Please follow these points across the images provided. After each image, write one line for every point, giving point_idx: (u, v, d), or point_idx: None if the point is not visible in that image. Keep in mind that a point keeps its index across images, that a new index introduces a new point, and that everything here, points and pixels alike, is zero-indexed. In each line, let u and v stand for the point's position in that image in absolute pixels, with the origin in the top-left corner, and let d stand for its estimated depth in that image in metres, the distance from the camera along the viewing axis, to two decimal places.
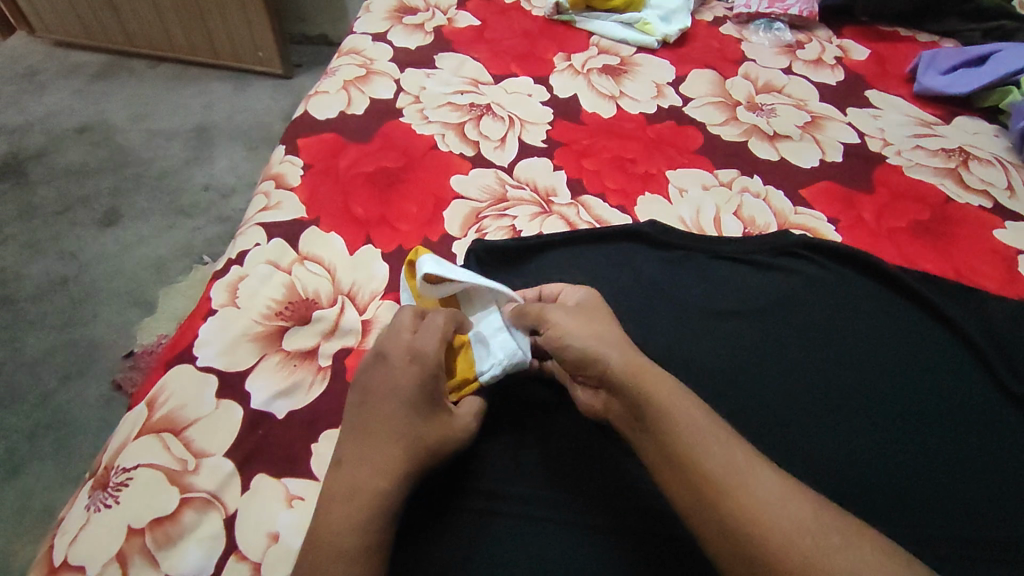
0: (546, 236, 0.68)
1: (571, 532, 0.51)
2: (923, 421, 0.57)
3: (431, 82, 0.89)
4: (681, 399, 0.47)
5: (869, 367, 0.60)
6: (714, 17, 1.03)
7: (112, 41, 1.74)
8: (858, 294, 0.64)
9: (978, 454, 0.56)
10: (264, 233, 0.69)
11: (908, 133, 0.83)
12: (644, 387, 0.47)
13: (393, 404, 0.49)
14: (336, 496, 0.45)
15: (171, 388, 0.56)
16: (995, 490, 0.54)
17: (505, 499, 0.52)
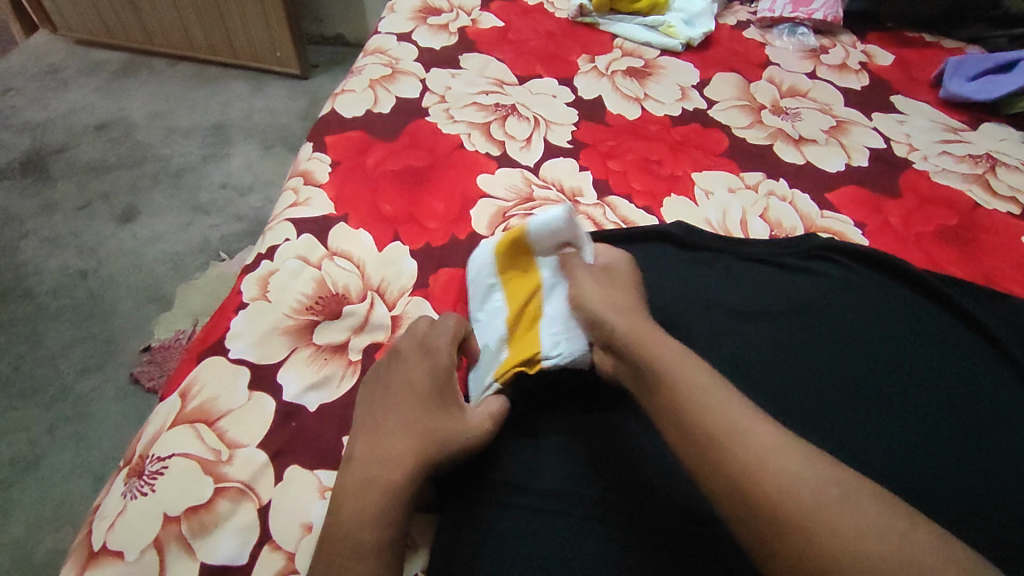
0: None
1: (595, 524, 0.50)
2: (952, 421, 0.57)
3: (456, 82, 0.90)
4: (681, 356, 0.50)
5: (896, 367, 0.59)
6: (737, 21, 1.04)
7: (133, 39, 1.77)
8: (878, 295, 0.64)
9: (1011, 459, 0.55)
10: (294, 229, 0.69)
11: (934, 139, 0.83)
12: (643, 349, 0.51)
13: (403, 399, 0.51)
14: (347, 491, 0.46)
15: (204, 379, 0.57)
16: None
17: (525, 490, 0.51)
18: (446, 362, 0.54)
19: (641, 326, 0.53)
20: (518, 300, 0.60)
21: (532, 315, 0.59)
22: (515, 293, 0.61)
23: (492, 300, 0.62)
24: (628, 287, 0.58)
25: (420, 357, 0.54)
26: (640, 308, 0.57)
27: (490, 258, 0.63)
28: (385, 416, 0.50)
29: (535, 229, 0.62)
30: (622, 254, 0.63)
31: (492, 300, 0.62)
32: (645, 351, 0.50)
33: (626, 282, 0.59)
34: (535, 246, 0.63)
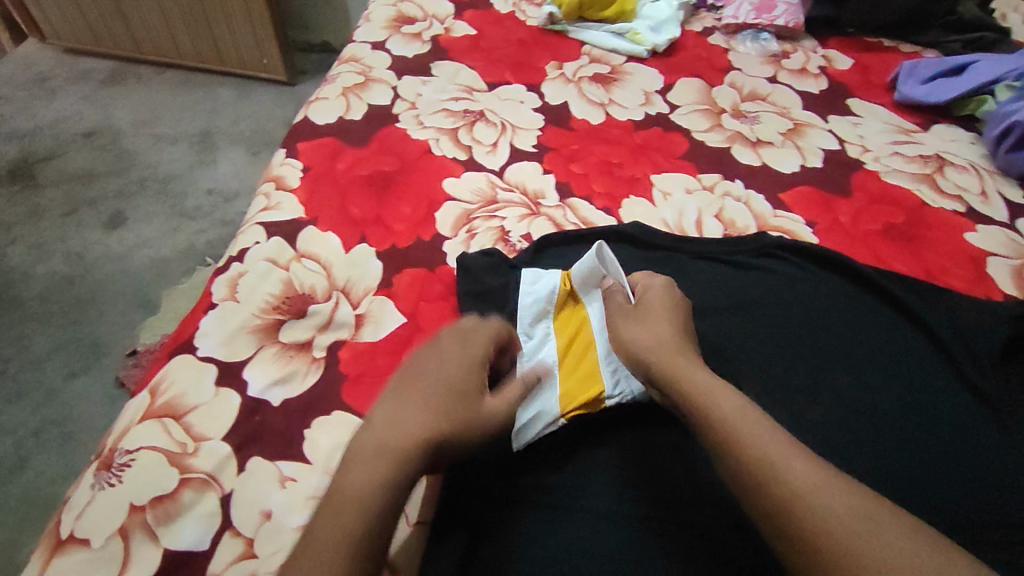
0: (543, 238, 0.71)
1: (635, 522, 0.51)
2: (918, 417, 0.58)
3: (427, 89, 0.93)
4: (718, 385, 0.49)
5: (885, 373, 0.61)
6: (703, 28, 1.07)
7: (121, 48, 1.79)
8: (853, 300, 0.66)
9: (952, 446, 0.57)
10: (264, 232, 0.72)
11: (886, 141, 0.86)
12: (680, 382, 0.50)
13: (442, 383, 0.48)
14: (361, 453, 0.43)
15: (173, 376, 0.59)
16: (968, 479, 0.55)
17: (562, 491, 0.53)
18: (485, 357, 0.52)
19: (680, 359, 0.52)
20: (567, 334, 0.61)
21: (580, 348, 0.60)
22: (562, 327, 0.62)
23: (541, 330, 0.62)
24: (676, 313, 0.56)
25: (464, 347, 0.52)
26: (685, 337, 0.55)
27: (551, 289, 0.64)
28: (419, 395, 0.47)
29: (583, 264, 0.64)
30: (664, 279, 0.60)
31: (539, 330, 0.62)
32: (681, 384, 0.50)
33: (670, 306, 0.57)
34: (583, 281, 0.64)
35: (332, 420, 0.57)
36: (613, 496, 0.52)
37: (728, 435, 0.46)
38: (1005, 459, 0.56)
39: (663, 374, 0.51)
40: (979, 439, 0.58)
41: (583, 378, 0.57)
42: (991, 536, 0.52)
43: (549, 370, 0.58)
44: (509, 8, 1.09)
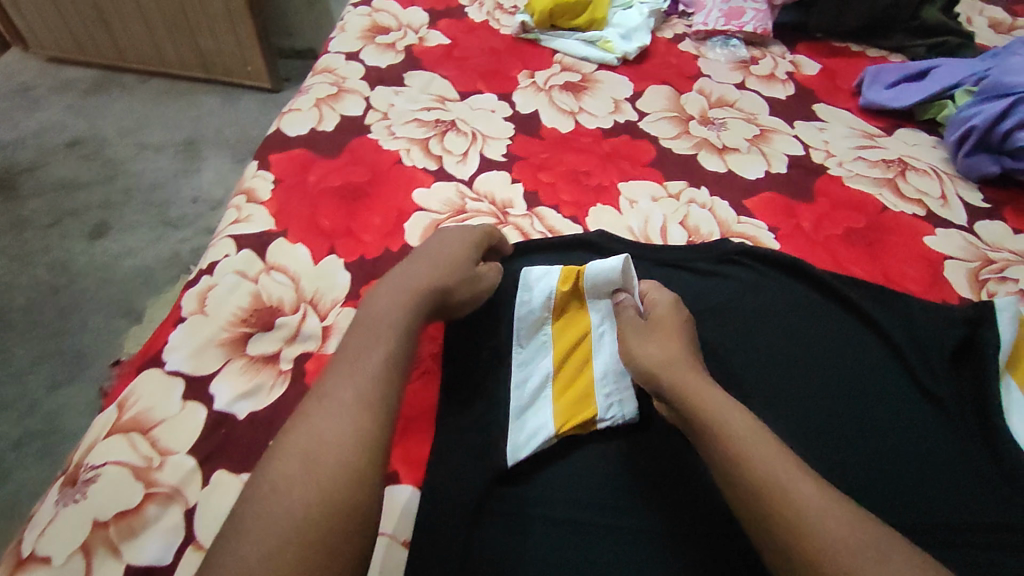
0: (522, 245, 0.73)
1: (627, 533, 0.53)
2: (894, 425, 0.59)
3: (399, 99, 0.94)
4: (730, 405, 0.51)
5: (866, 380, 0.62)
6: (674, 34, 1.08)
7: (104, 56, 1.79)
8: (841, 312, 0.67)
9: (908, 447, 0.58)
10: (234, 245, 0.73)
11: (850, 146, 0.88)
12: (693, 398, 0.51)
13: (439, 253, 0.61)
14: (379, 294, 0.57)
15: (140, 391, 0.60)
16: (921, 478, 0.56)
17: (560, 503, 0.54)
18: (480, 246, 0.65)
19: (692, 376, 0.53)
20: (564, 348, 0.64)
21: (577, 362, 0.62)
22: (563, 337, 0.64)
23: (539, 339, 0.65)
24: (686, 333, 0.58)
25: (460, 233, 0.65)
26: (694, 356, 0.57)
27: (547, 294, 0.65)
28: (418, 266, 0.60)
29: (593, 276, 0.65)
30: (672, 294, 0.62)
31: (538, 338, 0.65)
32: (693, 400, 0.51)
33: (680, 325, 0.59)
34: (591, 293, 0.65)
35: None
36: (598, 486, 0.56)
37: (737, 449, 0.47)
38: (960, 459, 0.57)
39: (676, 390, 0.53)
40: (933, 440, 0.58)
41: (576, 400, 0.59)
42: (946, 536, 0.53)
43: (542, 382, 0.62)
44: (483, 16, 1.10)
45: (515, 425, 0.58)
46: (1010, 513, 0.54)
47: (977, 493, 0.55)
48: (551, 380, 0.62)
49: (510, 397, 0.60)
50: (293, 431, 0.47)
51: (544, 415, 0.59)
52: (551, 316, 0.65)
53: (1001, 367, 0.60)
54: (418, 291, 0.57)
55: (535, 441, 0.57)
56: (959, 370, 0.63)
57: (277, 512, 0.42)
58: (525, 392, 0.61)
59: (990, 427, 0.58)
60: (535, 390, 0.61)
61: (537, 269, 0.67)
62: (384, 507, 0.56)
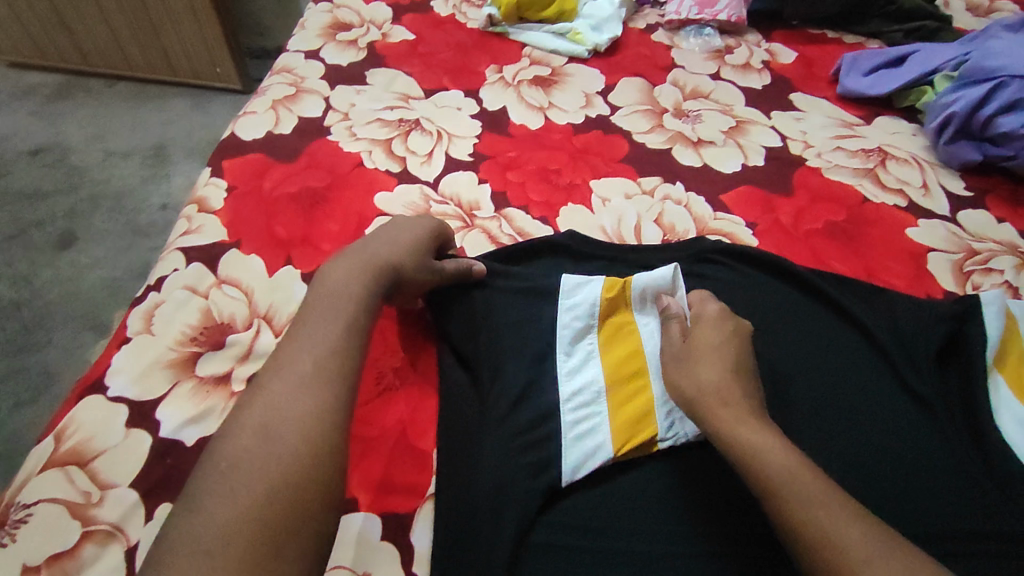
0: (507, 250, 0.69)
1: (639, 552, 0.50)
2: (889, 428, 0.56)
3: (361, 99, 0.88)
4: (779, 443, 0.48)
5: (861, 382, 0.59)
6: (646, 25, 1.04)
7: (67, 60, 1.67)
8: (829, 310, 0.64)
9: (898, 452, 0.55)
10: (183, 258, 0.68)
11: (829, 135, 0.85)
12: (741, 435, 0.48)
13: (399, 236, 0.60)
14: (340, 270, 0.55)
15: (79, 420, 0.55)
16: (911, 484, 0.53)
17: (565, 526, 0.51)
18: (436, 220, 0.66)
19: (737, 408, 0.50)
20: (612, 356, 0.59)
21: (632, 372, 0.58)
22: (612, 347, 0.60)
23: (584, 346, 0.61)
24: (736, 354, 0.54)
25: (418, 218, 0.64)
26: (742, 376, 0.53)
27: (592, 303, 0.62)
28: (372, 246, 0.58)
29: (642, 283, 0.61)
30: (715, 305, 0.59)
31: (585, 346, 0.61)
32: (740, 436, 0.48)
33: (723, 344, 0.55)
34: (639, 299, 0.61)
35: None
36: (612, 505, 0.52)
37: (785, 493, 0.45)
38: (953, 461, 0.55)
39: (720, 426, 0.49)
40: (924, 443, 0.56)
41: (636, 416, 0.55)
42: (944, 547, 0.50)
43: (594, 395, 0.57)
44: (450, 10, 1.05)
45: (570, 442, 0.55)
46: (1006, 519, 0.51)
47: (972, 499, 0.53)
48: (603, 393, 0.57)
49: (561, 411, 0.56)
50: (249, 406, 0.44)
51: (602, 431, 0.55)
52: (597, 325, 0.61)
53: (989, 364, 0.58)
54: (377, 269, 0.56)
55: (593, 462, 0.54)
56: (945, 368, 0.61)
57: (235, 490, 0.40)
58: (576, 406, 0.57)
59: (980, 429, 0.56)
60: (587, 403, 0.57)
61: (576, 278, 0.64)
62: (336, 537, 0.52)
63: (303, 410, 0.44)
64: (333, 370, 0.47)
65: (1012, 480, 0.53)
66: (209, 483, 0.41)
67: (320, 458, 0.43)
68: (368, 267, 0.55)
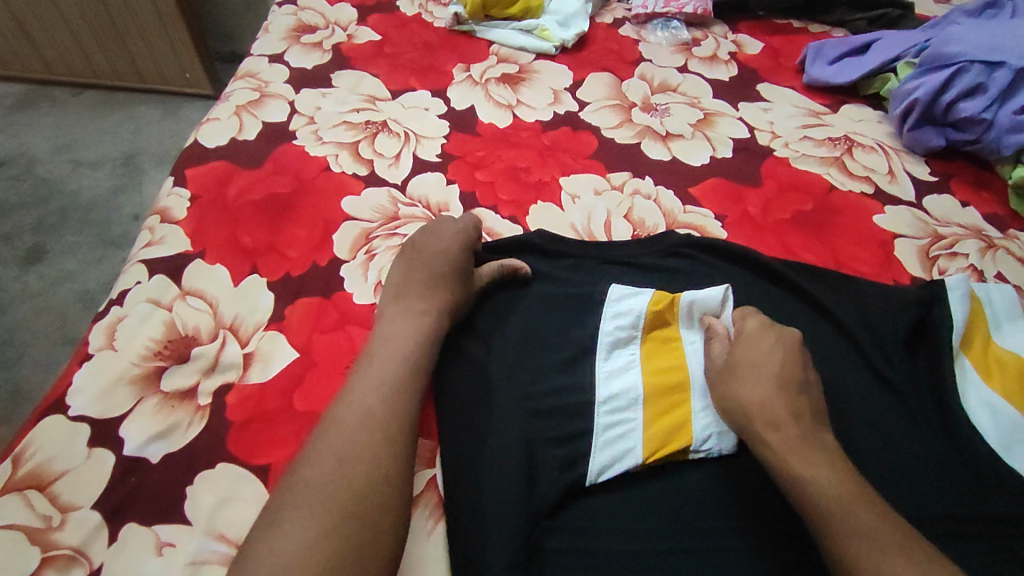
0: (487, 245, 0.68)
1: (634, 545, 0.51)
2: (863, 416, 0.57)
3: (326, 102, 0.87)
4: (832, 469, 0.49)
5: (835, 371, 0.59)
6: (613, 19, 1.04)
7: (29, 69, 1.62)
8: (799, 302, 0.64)
9: (875, 439, 0.55)
10: (146, 270, 0.67)
11: (796, 125, 0.85)
12: (792, 463, 0.49)
13: (436, 261, 0.61)
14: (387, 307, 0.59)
15: (38, 441, 0.54)
16: (888, 470, 0.54)
17: (565, 529, 0.51)
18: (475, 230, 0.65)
19: (783, 430, 0.51)
20: (653, 365, 0.58)
21: (675, 384, 0.57)
22: (655, 357, 0.59)
23: (623, 355, 0.59)
24: (785, 367, 0.54)
25: (456, 233, 0.64)
26: (792, 386, 0.54)
27: (638, 313, 0.60)
28: (417, 275, 0.60)
29: (691, 299, 0.60)
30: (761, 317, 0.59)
31: (626, 353, 0.59)
32: (791, 463, 0.49)
33: (765, 360, 0.55)
34: (687, 316, 0.61)
35: (217, 473, 0.54)
36: (615, 507, 0.53)
37: (832, 521, 0.46)
38: (925, 447, 0.55)
39: (771, 452, 0.50)
40: (894, 429, 0.56)
41: (672, 425, 0.55)
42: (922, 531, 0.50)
43: (632, 402, 0.56)
44: (416, 9, 1.03)
45: (602, 445, 0.54)
46: (977, 503, 0.52)
47: (948, 484, 0.53)
48: (641, 400, 0.56)
49: (595, 414, 0.56)
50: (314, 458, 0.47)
51: (635, 437, 0.54)
52: (641, 336, 0.60)
53: (956, 347, 0.59)
54: (430, 300, 0.58)
55: (623, 465, 0.53)
56: (914, 353, 0.61)
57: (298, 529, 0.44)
58: (612, 411, 0.56)
59: (948, 413, 0.56)
60: (622, 409, 0.56)
61: (623, 288, 0.63)
62: None
63: (378, 438, 0.49)
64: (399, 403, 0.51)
65: (981, 464, 0.54)
66: (288, 506, 0.45)
67: (387, 486, 0.47)
68: (422, 302, 0.58)
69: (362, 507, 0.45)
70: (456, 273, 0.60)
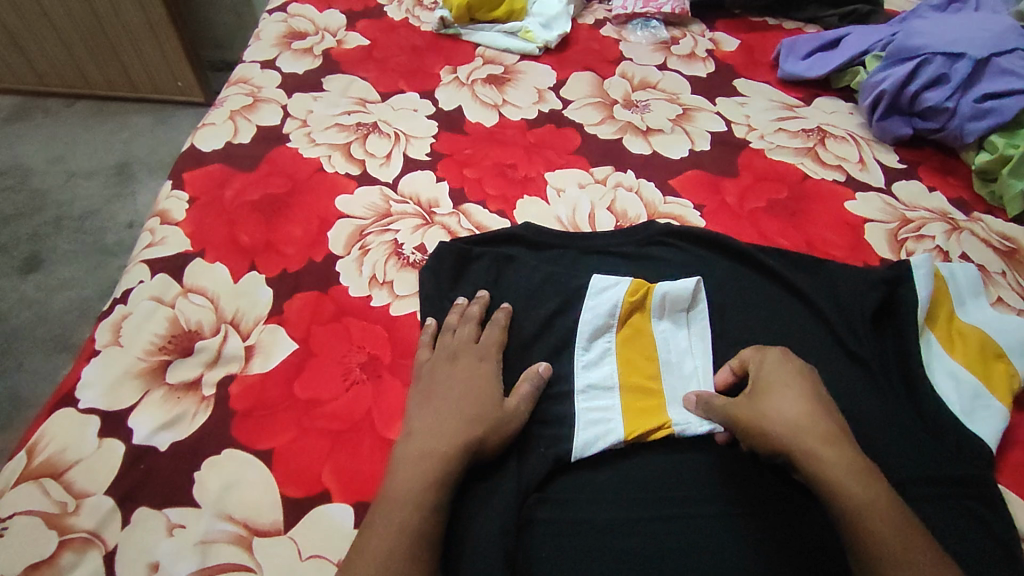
0: (473, 239, 0.71)
1: (619, 513, 0.54)
2: (836, 389, 0.60)
3: (318, 105, 0.90)
4: (880, 494, 0.48)
5: (812, 348, 0.62)
6: (595, 20, 1.07)
7: (21, 81, 1.64)
8: (775, 284, 0.67)
9: (851, 414, 0.58)
10: (149, 270, 0.69)
11: (771, 118, 0.89)
12: (851, 487, 0.48)
13: (462, 393, 0.57)
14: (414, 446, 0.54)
15: (51, 433, 0.57)
16: (861, 435, 0.57)
17: (553, 502, 0.54)
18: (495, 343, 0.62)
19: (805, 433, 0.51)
20: (626, 354, 0.62)
21: (647, 374, 0.60)
22: (631, 346, 0.62)
23: (601, 343, 0.62)
24: (814, 388, 0.54)
25: (477, 361, 0.60)
26: (824, 406, 0.54)
27: (614, 303, 0.63)
28: (429, 409, 0.57)
29: (664, 291, 0.64)
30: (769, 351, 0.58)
31: (601, 342, 0.62)
32: (849, 485, 0.48)
33: (796, 382, 0.54)
34: (658, 307, 0.64)
35: (222, 459, 0.57)
36: (600, 482, 0.56)
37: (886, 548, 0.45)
38: (894, 416, 0.58)
39: (829, 470, 0.49)
40: (866, 398, 0.59)
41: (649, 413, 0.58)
42: None
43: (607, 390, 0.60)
44: (403, 14, 1.06)
45: (581, 425, 0.57)
46: (939, 464, 0.55)
47: (916, 450, 0.56)
48: (615, 388, 0.60)
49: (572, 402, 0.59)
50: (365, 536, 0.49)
51: (610, 421, 0.58)
52: (616, 325, 0.63)
53: (922, 323, 0.62)
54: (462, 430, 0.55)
55: (600, 444, 0.56)
56: (882, 329, 0.64)
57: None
58: (589, 397, 0.59)
59: (914, 386, 0.60)
60: (598, 395, 0.59)
61: (603, 279, 0.66)
62: (314, 528, 0.54)
63: (438, 463, 0.52)
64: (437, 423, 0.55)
65: (945, 430, 0.57)
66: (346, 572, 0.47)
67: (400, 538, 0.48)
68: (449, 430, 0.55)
69: (430, 527, 0.49)
70: (484, 404, 0.57)
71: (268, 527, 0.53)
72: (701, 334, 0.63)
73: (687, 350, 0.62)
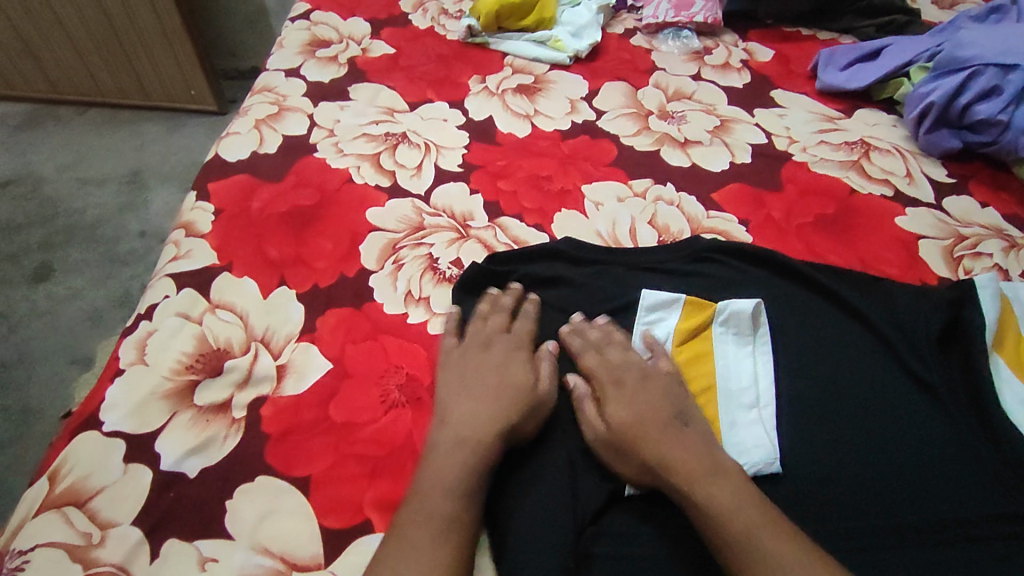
0: (519, 251, 0.69)
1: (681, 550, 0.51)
2: (898, 414, 0.57)
3: (345, 115, 0.87)
4: (734, 495, 0.49)
5: (873, 371, 0.60)
6: (625, 29, 1.05)
7: (35, 89, 1.62)
8: (831, 304, 0.64)
9: (920, 446, 0.55)
10: (174, 284, 0.66)
11: (812, 130, 0.86)
12: (699, 492, 0.49)
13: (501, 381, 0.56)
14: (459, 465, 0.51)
15: (74, 457, 0.54)
16: (930, 466, 0.54)
17: (611, 536, 0.51)
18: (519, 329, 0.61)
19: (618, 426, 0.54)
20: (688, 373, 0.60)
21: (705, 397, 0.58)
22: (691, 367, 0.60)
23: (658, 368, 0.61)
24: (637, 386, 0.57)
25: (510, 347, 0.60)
26: (672, 420, 0.54)
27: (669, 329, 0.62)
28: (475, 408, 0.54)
29: (729, 311, 0.61)
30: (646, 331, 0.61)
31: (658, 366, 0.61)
32: (701, 496, 0.49)
33: (640, 410, 0.55)
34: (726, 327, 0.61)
35: (255, 486, 0.53)
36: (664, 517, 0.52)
37: (747, 557, 0.45)
38: (961, 448, 0.55)
39: (680, 483, 0.50)
40: (932, 427, 0.56)
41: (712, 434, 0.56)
42: (947, 534, 0.51)
43: None
44: (429, 22, 1.04)
45: None
46: (1012, 499, 0.53)
47: (988, 483, 0.54)
48: None
49: None
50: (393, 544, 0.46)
51: None
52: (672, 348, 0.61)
53: (990, 346, 0.59)
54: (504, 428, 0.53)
55: None
56: (947, 353, 0.61)
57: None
58: None
59: (986, 413, 0.57)
60: None
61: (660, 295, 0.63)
62: (354, 563, 0.50)
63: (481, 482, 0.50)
64: (490, 448, 0.52)
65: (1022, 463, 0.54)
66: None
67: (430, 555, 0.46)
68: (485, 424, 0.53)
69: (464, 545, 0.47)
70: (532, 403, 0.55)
71: (306, 562, 0.50)
72: (765, 359, 0.60)
73: (752, 379, 0.59)
